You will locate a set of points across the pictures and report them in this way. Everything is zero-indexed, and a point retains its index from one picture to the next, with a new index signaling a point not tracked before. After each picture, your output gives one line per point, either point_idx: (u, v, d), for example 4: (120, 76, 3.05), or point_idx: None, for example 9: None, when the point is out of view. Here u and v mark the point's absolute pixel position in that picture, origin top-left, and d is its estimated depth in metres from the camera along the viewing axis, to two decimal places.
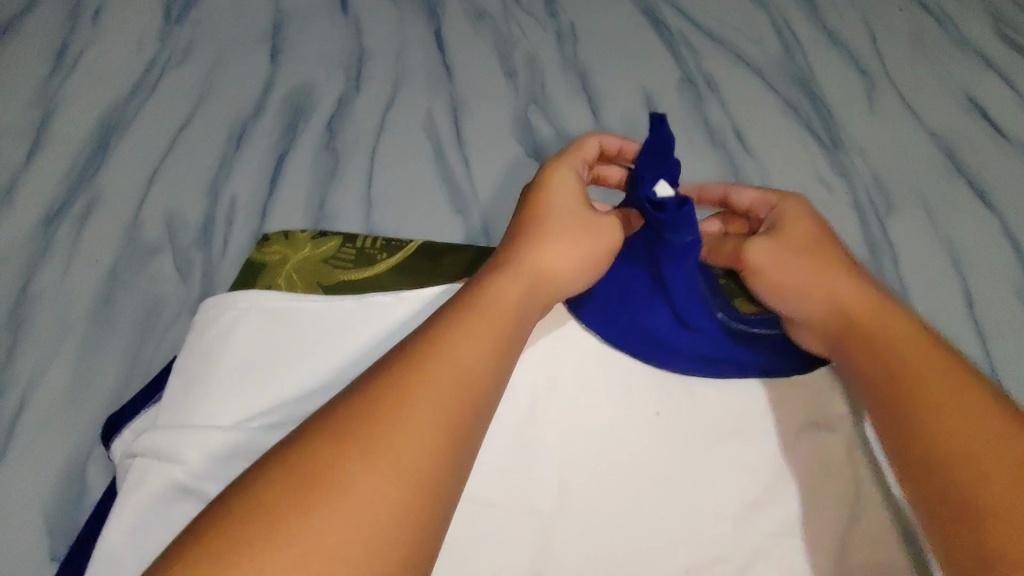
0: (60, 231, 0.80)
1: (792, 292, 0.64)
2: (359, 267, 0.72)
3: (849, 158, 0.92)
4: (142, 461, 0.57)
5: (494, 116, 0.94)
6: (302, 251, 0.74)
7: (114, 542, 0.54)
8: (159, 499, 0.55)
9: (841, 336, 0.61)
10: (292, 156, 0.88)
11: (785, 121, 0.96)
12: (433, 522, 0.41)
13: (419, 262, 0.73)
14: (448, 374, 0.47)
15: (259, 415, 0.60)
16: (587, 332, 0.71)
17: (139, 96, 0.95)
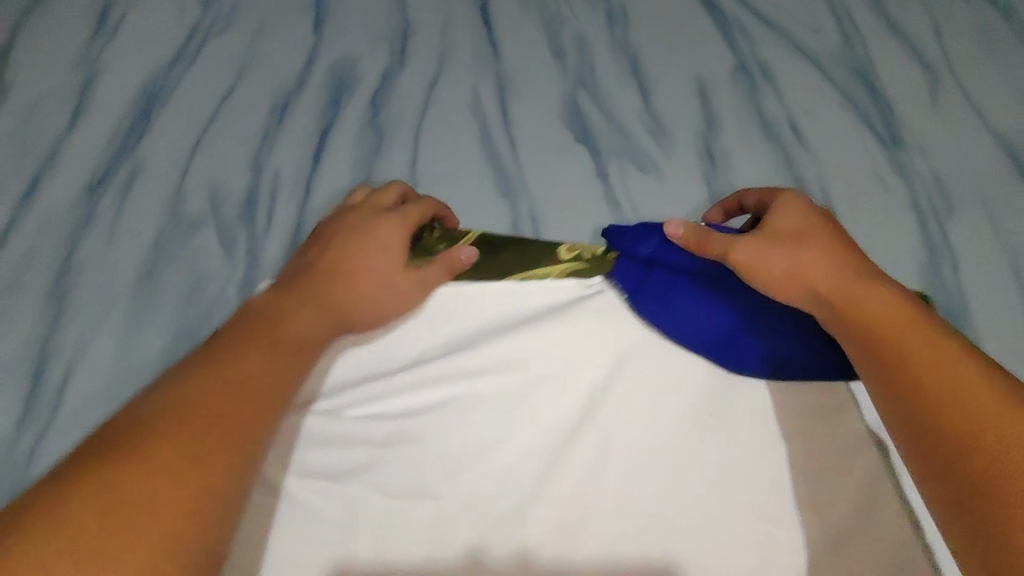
0: (104, 200, 0.79)
1: (779, 282, 0.62)
2: (421, 255, 0.71)
3: (909, 156, 0.88)
4: None
5: (542, 97, 0.91)
6: None
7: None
8: None
9: (834, 316, 0.59)
10: (335, 131, 0.86)
11: (843, 113, 0.92)
12: (213, 519, 0.44)
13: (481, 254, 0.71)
14: (231, 382, 0.51)
15: None
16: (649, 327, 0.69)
17: (181, 63, 0.93)
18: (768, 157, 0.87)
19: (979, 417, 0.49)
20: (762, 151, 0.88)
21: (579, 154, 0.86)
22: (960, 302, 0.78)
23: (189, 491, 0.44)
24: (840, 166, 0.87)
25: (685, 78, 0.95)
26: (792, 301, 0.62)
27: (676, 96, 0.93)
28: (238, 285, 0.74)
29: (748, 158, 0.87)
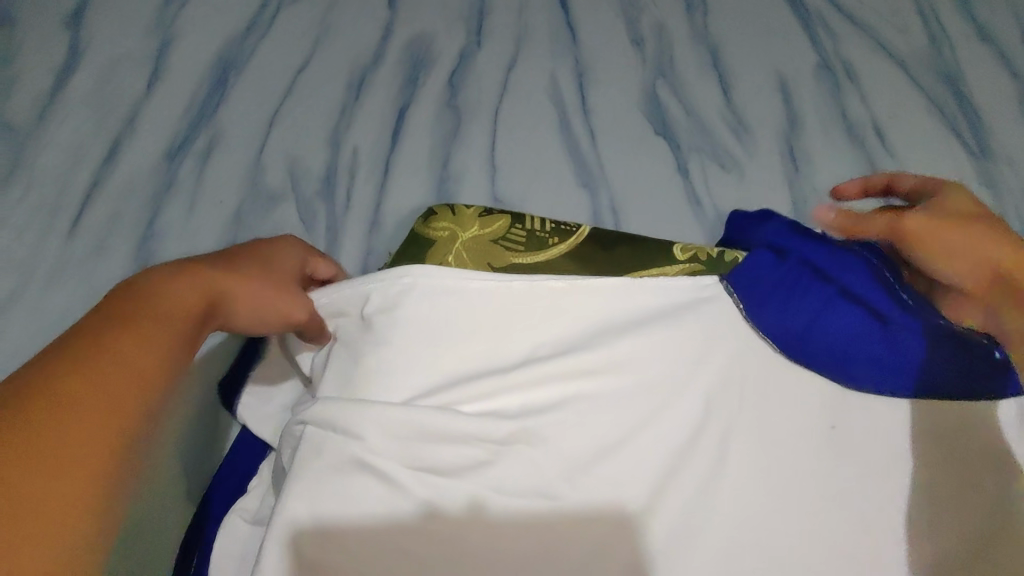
0: (183, 169, 0.79)
1: (955, 256, 0.62)
2: (531, 250, 0.70)
3: (997, 167, 0.86)
4: (312, 431, 0.57)
5: (621, 86, 0.90)
6: (469, 228, 0.71)
7: (293, 506, 0.54)
8: (333, 471, 0.55)
9: (1013, 287, 0.60)
10: (413, 110, 0.85)
11: (929, 119, 0.90)
12: (98, 526, 0.40)
13: (591, 250, 0.71)
14: (114, 367, 0.45)
15: (429, 393, 0.58)
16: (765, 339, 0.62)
17: (256, 31, 0.91)
18: (852, 161, 0.85)
19: None
20: (846, 154, 0.86)
21: (660, 148, 0.85)
22: None
23: (73, 499, 0.40)
24: (927, 175, 0.85)
25: (767, 74, 0.93)
26: (951, 279, 0.63)
27: (759, 92, 0.90)
28: None
29: (833, 161, 0.85)
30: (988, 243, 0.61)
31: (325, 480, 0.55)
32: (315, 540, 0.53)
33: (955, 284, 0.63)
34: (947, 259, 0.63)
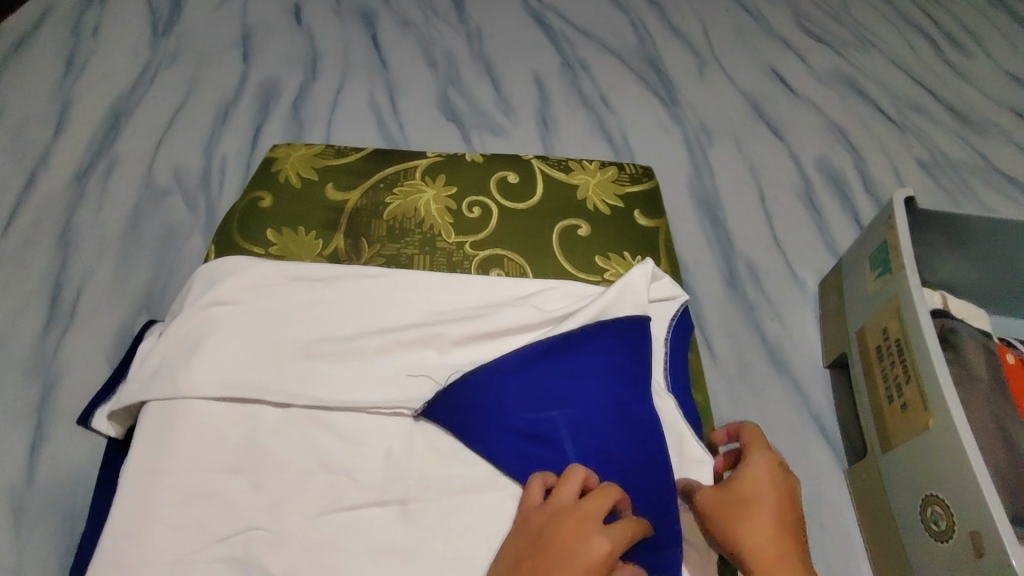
0: (91, 184, 1.04)
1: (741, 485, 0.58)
2: (340, 158, 0.82)
3: (683, 111, 1.26)
4: (150, 413, 0.59)
5: (422, 94, 1.24)
6: (295, 150, 0.82)
7: (140, 456, 0.57)
8: (166, 414, 0.59)
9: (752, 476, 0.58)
10: (267, 126, 1.16)
11: (638, 89, 1.30)
12: None
13: (382, 155, 0.83)
14: None
15: (224, 363, 0.61)
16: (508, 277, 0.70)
17: (139, 89, 1.20)
18: (585, 119, 1.23)
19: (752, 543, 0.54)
20: (581, 116, 1.23)
21: (450, 129, 1.19)
22: (717, 193, 1.11)
23: None
24: (637, 122, 1.23)
25: (526, 74, 1.30)
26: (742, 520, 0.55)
27: (520, 86, 1.28)
28: (201, 228, 1.00)
29: (572, 122, 1.22)
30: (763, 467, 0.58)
31: (166, 400, 0.59)
32: (155, 485, 0.56)
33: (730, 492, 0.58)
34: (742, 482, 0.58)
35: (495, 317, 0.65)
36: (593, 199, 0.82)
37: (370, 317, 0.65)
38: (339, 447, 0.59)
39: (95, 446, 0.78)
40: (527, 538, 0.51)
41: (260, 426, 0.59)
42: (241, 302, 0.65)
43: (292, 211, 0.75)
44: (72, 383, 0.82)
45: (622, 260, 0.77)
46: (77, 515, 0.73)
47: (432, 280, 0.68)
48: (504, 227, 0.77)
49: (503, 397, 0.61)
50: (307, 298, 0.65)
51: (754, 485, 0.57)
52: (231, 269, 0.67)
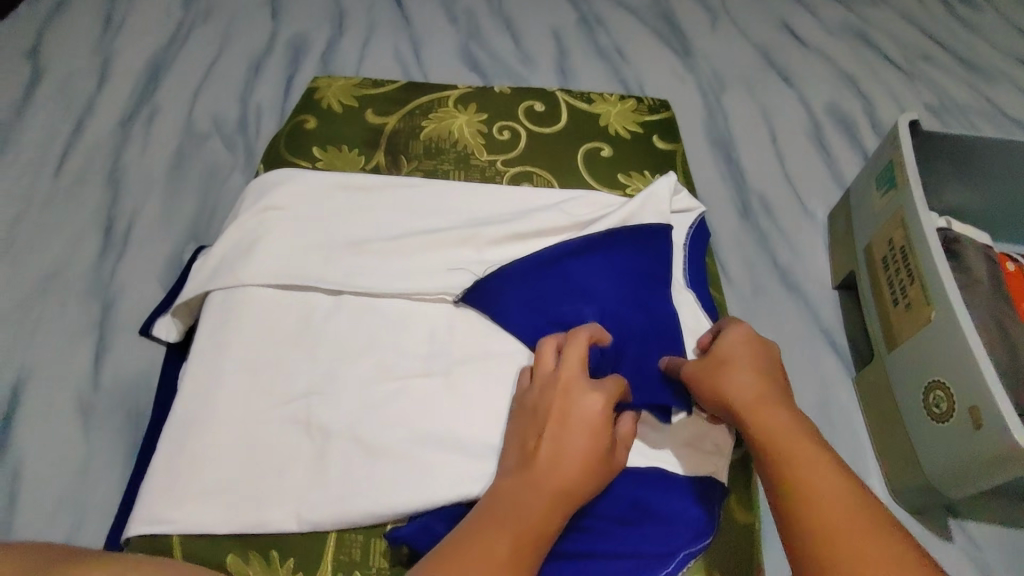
0: (134, 130, 1.10)
1: (728, 366, 0.59)
2: (377, 89, 0.87)
3: (697, 61, 1.30)
4: (214, 299, 0.65)
5: (444, 47, 1.29)
6: (336, 83, 0.87)
7: (208, 334, 0.63)
8: (228, 300, 0.65)
9: (736, 355, 0.59)
10: (298, 78, 1.21)
11: (652, 40, 1.33)
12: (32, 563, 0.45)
13: (415, 86, 0.88)
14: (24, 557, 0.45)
15: (277, 256, 0.67)
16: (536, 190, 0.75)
17: (175, 45, 1.25)
18: (601, 70, 1.28)
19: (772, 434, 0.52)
20: (597, 67, 1.28)
21: (472, 79, 1.24)
22: (730, 134, 1.16)
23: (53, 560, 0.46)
24: (651, 71, 1.27)
25: (544, 27, 1.34)
26: (737, 392, 0.56)
27: (538, 39, 1.32)
28: (241, 168, 1.06)
29: (588, 72, 1.27)
30: (741, 344, 0.60)
31: (228, 288, 0.65)
32: (222, 358, 0.62)
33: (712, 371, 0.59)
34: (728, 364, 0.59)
35: (523, 219, 0.70)
36: (614, 124, 0.87)
37: (411, 219, 0.71)
38: (385, 328, 0.64)
39: (154, 357, 0.84)
40: (528, 413, 0.56)
41: (312, 310, 0.65)
42: (292, 207, 0.71)
43: (336, 134, 0.81)
44: (129, 301, 0.88)
45: (642, 178, 0.82)
46: (141, 415, 0.80)
47: (465, 191, 0.74)
48: (531, 148, 0.82)
49: (535, 284, 0.66)
50: (350, 205, 0.71)
51: (736, 359, 0.59)
52: (283, 180, 0.73)
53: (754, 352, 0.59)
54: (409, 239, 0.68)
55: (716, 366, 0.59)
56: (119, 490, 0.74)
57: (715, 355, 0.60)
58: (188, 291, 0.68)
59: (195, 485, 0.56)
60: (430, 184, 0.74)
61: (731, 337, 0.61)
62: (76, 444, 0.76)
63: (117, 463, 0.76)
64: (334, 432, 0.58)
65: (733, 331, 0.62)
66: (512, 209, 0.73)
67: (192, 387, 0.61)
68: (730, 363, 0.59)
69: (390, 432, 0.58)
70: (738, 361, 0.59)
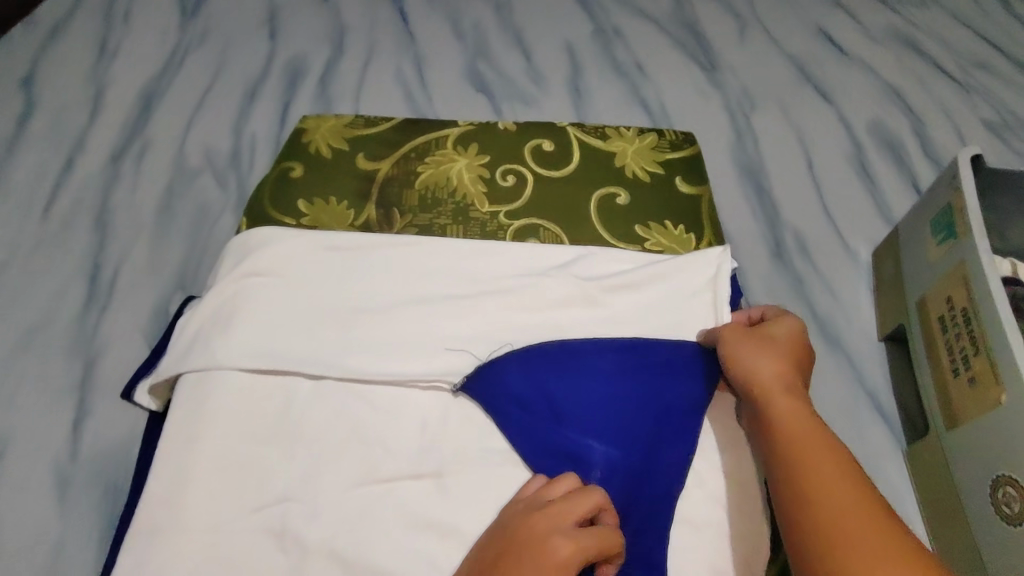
0: (124, 167, 1.04)
1: (769, 349, 0.57)
2: (370, 129, 0.80)
3: (723, 76, 1.19)
4: (187, 381, 0.59)
5: (450, 65, 1.21)
6: (325, 124, 0.80)
7: (177, 423, 0.57)
8: (201, 384, 0.58)
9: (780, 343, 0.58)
10: (295, 104, 1.14)
11: (674, 54, 1.22)
12: None
13: (411, 125, 0.80)
14: None
15: (257, 335, 0.60)
16: (548, 249, 0.67)
17: (170, 72, 1.20)
18: (618, 86, 1.17)
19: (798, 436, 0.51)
20: (613, 85, 1.17)
21: (480, 100, 1.15)
22: (761, 161, 1.06)
23: None
24: (673, 88, 1.17)
25: (557, 42, 1.24)
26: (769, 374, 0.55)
27: (551, 55, 1.22)
28: (233, 206, 1.00)
29: (603, 91, 1.16)
30: (788, 335, 0.59)
31: (201, 371, 0.59)
32: (190, 452, 0.55)
33: (751, 343, 0.58)
34: (767, 349, 0.57)
35: (533, 291, 0.63)
36: (631, 165, 0.78)
37: (405, 285, 0.63)
38: (374, 419, 0.57)
39: (134, 422, 0.77)
40: (500, 526, 0.50)
41: (293, 396, 0.58)
42: (277, 273, 0.64)
43: (324, 183, 0.74)
44: (112, 359, 0.83)
45: (663, 230, 0.73)
46: (120, 491, 0.73)
47: (469, 251, 0.66)
48: (539, 195, 0.74)
49: (547, 375, 0.58)
50: (340, 270, 0.64)
51: (780, 348, 0.58)
52: (267, 241, 0.66)
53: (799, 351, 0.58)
54: (405, 314, 0.61)
55: (758, 342, 0.58)
56: (97, 571, 0.68)
57: (761, 332, 0.59)
58: (164, 366, 0.62)
59: None
60: (429, 242, 0.66)
61: (781, 327, 0.60)
62: (50, 525, 0.70)
63: (93, 541, 0.70)
64: (312, 545, 0.51)
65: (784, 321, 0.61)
66: (521, 276, 0.65)
67: (154, 486, 0.54)
68: (772, 346, 0.57)
69: (374, 548, 0.51)
70: (783, 352, 0.57)
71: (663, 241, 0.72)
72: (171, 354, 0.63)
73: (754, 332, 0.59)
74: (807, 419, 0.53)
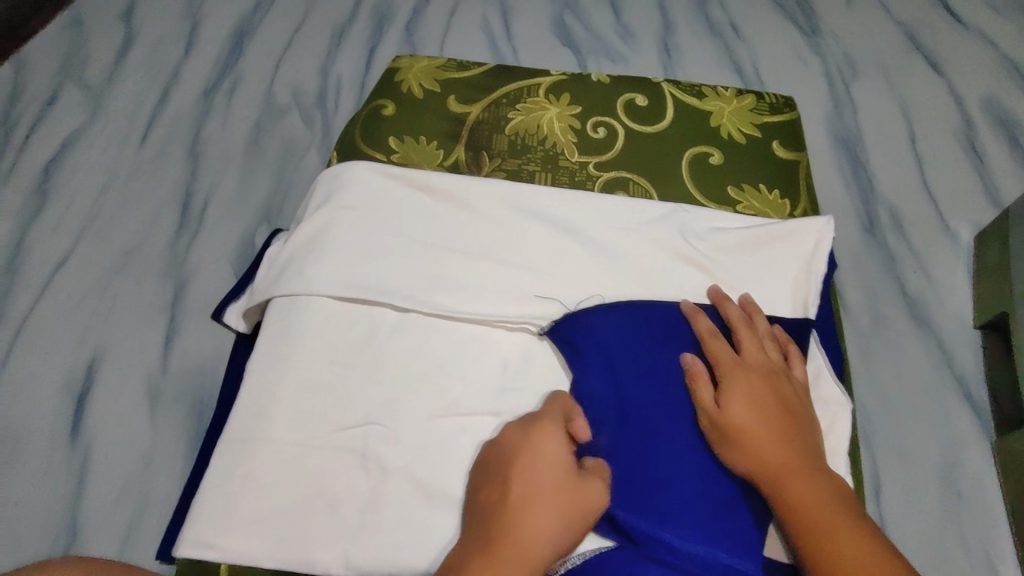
0: (216, 101, 1.07)
1: (733, 376, 0.54)
2: (461, 73, 0.79)
3: (824, 42, 1.12)
4: (280, 303, 0.61)
5: (536, 15, 1.17)
6: (417, 64, 0.80)
7: (266, 343, 0.59)
8: (292, 309, 0.60)
9: (737, 363, 0.55)
10: (380, 49, 1.15)
11: (774, 16, 1.16)
12: None
13: (502, 71, 0.79)
14: None
15: (347, 267, 0.61)
16: (636, 206, 0.66)
17: (262, 9, 1.21)
18: (712, 48, 1.12)
19: (778, 466, 0.49)
20: (707, 45, 1.12)
21: (566, 55, 1.12)
22: (860, 133, 1.00)
23: None
24: (770, 52, 1.11)
25: None
26: (735, 407, 0.52)
27: (642, 10, 1.17)
28: (318, 145, 1.02)
29: (697, 51, 1.12)
30: (753, 349, 0.56)
31: (292, 297, 0.61)
32: (279, 372, 0.57)
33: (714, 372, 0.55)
34: (731, 374, 0.54)
35: (620, 250, 0.63)
36: (727, 126, 0.75)
37: (491, 230, 0.64)
38: (454, 356, 0.58)
39: (217, 343, 0.81)
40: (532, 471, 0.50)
41: (378, 328, 0.60)
42: (364, 208, 0.65)
43: (415, 122, 0.74)
44: (200, 283, 0.87)
45: (757, 194, 0.70)
46: (204, 404, 0.77)
47: (557, 201, 0.66)
48: (629, 150, 0.72)
49: (631, 331, 0.58)
50: (426, 210, 0.65)
51: (743, 370, 0.54)
52: (357, 176, 0.67)
53: (756, 366, 0.55)
54: (491, 258, 0.62)
55: (728, 369, 0.54)
56: (183, 476, 0.73)
57: (716, 356, 0.56)
58: (257, 289, 0.65)
59: (244, 514, 0.52)
60: (516, 189, 0.66)
61: (747, 340, 0.56)
62: (141, 431, 0.75)
63: (180, 448, 0.74)
64: (390, 470, 0.53)
65: (746, 330, 0.57)
66: (608, 230, 0.64)
67: (244, 401, 0.57)
68: (735, 370, 0.54)
69: (452, 478, 0.53)
70: (742, 375, 0.54)
71: (756, 207, 0.70)
72: (263, 280, 0.65)
73: (715, 354, 0.56)
74: (778, 443, 0.51)
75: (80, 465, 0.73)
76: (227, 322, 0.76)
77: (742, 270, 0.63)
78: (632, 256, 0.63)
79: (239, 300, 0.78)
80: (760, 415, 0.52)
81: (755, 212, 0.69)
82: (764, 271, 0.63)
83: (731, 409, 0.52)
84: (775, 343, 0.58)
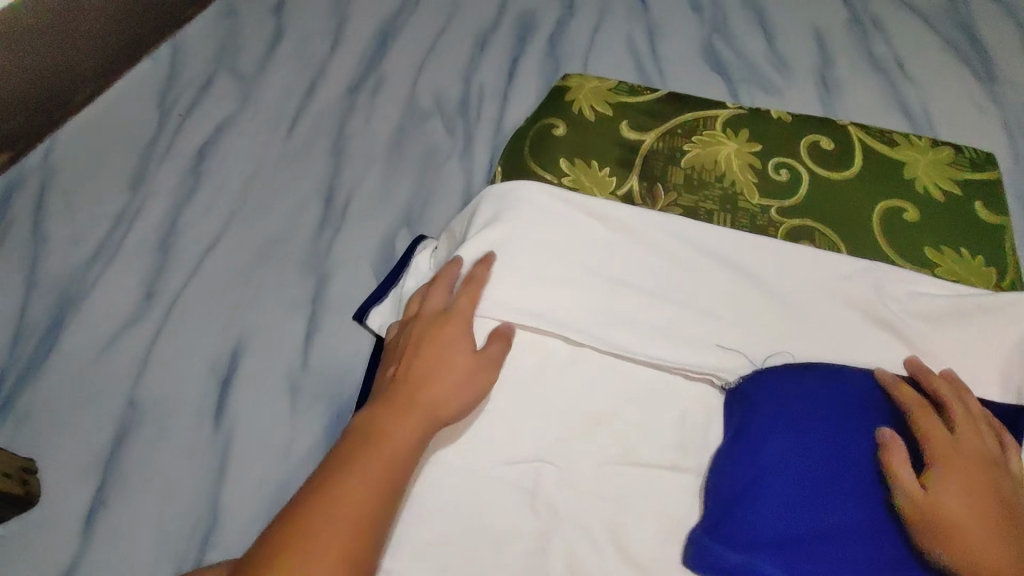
0: (360, 99, 1.09)
1: (943, 457, 0.48)
2: (633, 99, 0.77)
3: (1002, 90, 1.04)
4: None
5: (684, 38, 1.14)
6: (587, 86, 0.78)
7: None
8: None
9: (948, 443, 0.49)
10: (523, 60, 1.13)
11: (944, 58, 1.08)
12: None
13: (676, 100, 0.77)
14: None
15: (519, 291, 0.59)
16: (825, 261, 0.61)
17: (406, 12, 1.22)
18: (874, 87, 1.05)
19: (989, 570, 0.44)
20: (870, 83, 1.05)
21: (714, 83, 1.08)
22: None
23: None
24: (940, 96, 1.03)
25: (806, 30, 1.13)
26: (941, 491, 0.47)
27: (798, 41, 1.12)
28: (458, 153, 1.01)
29: (857, 89, 1.05)
30: (967, 431, 0.50)
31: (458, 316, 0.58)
32: None
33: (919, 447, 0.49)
34: (941, 454, 0.49)
35: (809, 307, 0.59)
36: (922, 179, 0.69)
37: (668, 270, 0.61)
38: (629, 402, 0.56)
39: (356, 345, 0.81)
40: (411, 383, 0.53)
41: (548, 361, 0.58)
42: (535, 230, 0.62)
43: (585, 145, 0.72)
44: (341, 281, 0.87)
45: (958, 258, 0.64)
46: (342, 404, 0.77)
47: (739, 248, 0.62)
48: (814, 196, 0.68)
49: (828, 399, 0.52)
50: (600, 240, 0.62)
51: (955, 453, 0.49)
52: (528, 197, 0.64)
53: (971, 451, 0.49)
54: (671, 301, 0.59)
55: (938, 448, 0.49)
56: None
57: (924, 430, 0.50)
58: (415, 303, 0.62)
59: (405, 538, 0.50)
60: (695, 229, 0.63)
61: (961, 421, 0.51)
62: (281, 423, 0.76)
63: (318, 445, 0.75)
64: (562, 513, 0.52)
65: (960, 410, 0.51)
66: (795, 284, 0.60)
67: None
68: (946, 451, 0.49)
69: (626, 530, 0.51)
70: (954, 457, 0.48)
71: (957, 272, 0.64)
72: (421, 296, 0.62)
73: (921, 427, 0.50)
74: (990, 542, 0.45)
75: (222, 451, 0.74)
76: (373, 326, 0.76)
77: (945, 342, 0.58)
78: (822, 315, 0.59)
79: (384, 304, 0.78)
80: (972, 508, 0.46)
81: (956, 278, 0.63)
82: (971, 347, 0.57)
83: (938, 492, 0.47)
84: (990, 429, 0.51)
